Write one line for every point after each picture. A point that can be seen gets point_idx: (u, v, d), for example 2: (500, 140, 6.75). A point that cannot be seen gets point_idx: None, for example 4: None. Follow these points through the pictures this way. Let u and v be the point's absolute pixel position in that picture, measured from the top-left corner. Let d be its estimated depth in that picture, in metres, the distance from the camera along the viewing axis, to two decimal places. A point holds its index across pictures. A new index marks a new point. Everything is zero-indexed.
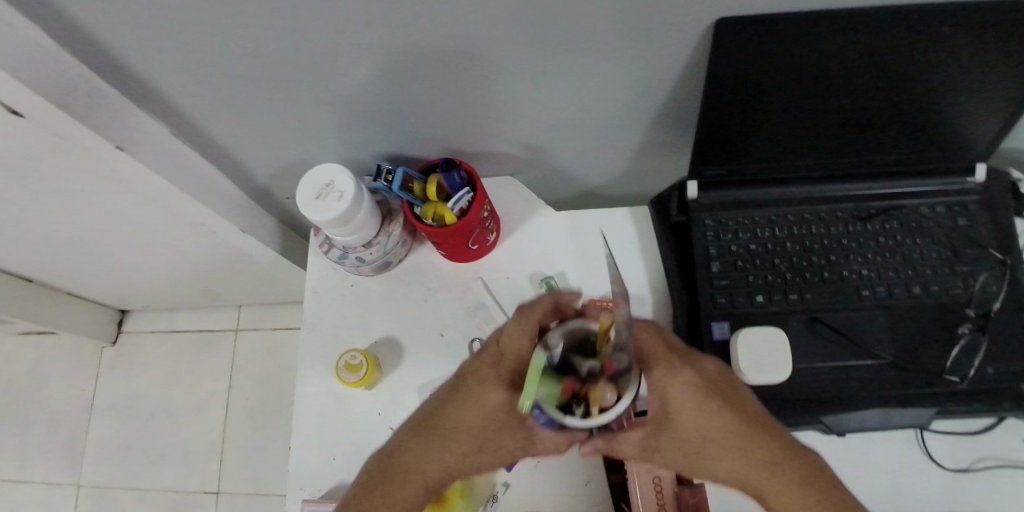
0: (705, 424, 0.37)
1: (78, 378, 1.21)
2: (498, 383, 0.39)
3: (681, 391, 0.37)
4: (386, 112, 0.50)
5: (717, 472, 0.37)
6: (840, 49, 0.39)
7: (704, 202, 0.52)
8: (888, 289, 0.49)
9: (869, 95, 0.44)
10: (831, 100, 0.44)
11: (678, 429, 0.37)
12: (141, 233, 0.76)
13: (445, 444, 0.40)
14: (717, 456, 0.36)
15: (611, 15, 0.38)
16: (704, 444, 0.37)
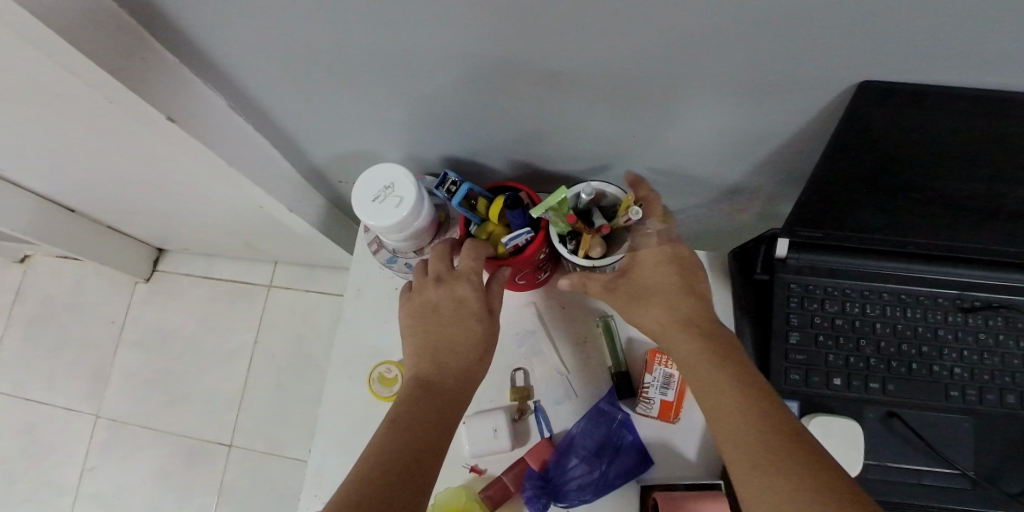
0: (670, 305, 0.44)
1: (111, 309, 1.24)
2: (459, 286, 0.45)
3: (649, 260, 0.45)
4: (462, 116, 0.46)
5: (650, 313, 0.44)
6: (996, 129, 0.34)
7: (792, 263, 0.48)
8: (979, 393, 0.45)
9: (1012, 184, 0.38)
10: (965, 182, 0.39)
11: (637, 282, 0.45)
12: (191, 188, 0.74)
13: (447, 357, 0.44)
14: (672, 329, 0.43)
15: (739, 56, 0.33)
16: (656, 291, 0.44)
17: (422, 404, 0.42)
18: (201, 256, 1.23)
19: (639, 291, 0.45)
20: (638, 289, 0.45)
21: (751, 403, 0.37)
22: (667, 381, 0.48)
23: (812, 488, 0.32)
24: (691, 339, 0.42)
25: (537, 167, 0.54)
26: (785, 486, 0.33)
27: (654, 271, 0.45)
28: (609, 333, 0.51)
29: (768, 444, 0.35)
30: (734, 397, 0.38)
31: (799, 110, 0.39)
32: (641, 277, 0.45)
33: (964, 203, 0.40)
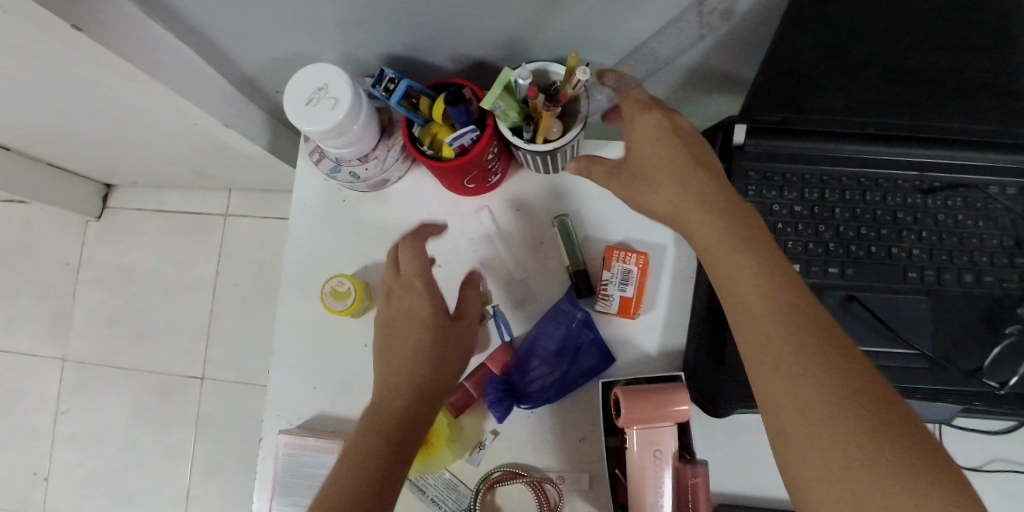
0: (681, 184, 0.37)
1: (62, 249, 1.18)
2: (415, 294, 0.44)
3: (644, 128, 0.39)
4: (394, 4, 0.41)
5: (657, 193, 0.38)
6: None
7: (750, 150, 0.45)
8: (937, 273, 0.45)
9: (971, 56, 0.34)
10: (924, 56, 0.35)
11: (633, 162, 0.40)
12: (115, 108, 0.67)
13: (408, 364, 0.42)
14: (681, 206, 0.37)
15: None
16: (659, 160, 0.38)
17: (380, 429, 0.39)
18: (151, 188, 1.15)
19: (642, 169, 0.39)
20: (636, 171, 0.40)
21: (775, 297, 0.32)
22: (626, 277, 0.47)
23: (828, 385, 0.29)
24: (708, 226, 0.36)
25: (489, 63, 0.49)
26: (810, 398, 0.29)
27: (658, 140, 0.39)
28: (566, 233, 0.48)
29: (779, 321, 0.31)
30: (755, 279, 0.33)
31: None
32: (639, 153, 0.39)
33: (926, 78, 0.37)
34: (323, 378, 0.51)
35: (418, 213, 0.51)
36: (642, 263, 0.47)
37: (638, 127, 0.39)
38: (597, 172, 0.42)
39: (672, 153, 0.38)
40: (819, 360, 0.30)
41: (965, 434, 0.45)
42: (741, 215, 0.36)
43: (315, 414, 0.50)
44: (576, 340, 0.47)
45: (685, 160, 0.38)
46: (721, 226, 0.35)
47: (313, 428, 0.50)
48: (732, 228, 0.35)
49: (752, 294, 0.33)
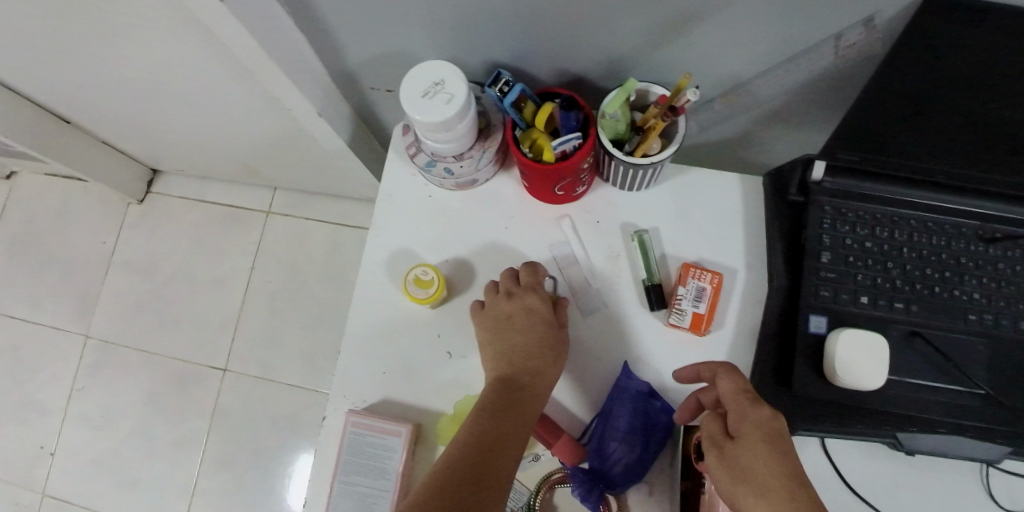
0: (766, 427, 0.37)
1: (99, 228, 1.19)
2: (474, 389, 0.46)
3: (752, 427, 0.38)
4: (518, 15, 0.45)
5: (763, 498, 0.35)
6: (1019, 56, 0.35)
7: (827, 186, 0.48)
8: (995, 318, 0.47)
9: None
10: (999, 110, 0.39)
11: (735, 450, 0.38)
12: (204, 92, 0.71)
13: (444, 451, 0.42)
14: (767, 432, 0.37)
15: None
16: (756, 467, 0.36)
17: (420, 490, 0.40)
18: (197, 179, 1.18)
19: (744, 438, 0.38)
20: (745, 464, 0.37)
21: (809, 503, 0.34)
22: (699, 294, 0.49)
23: None
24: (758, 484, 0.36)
25: (585, 80, 0.53)
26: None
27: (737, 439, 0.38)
28: (643, 248, 0.51)
29: None
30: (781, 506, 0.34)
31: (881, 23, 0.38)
32: (744, 451, 0.37)
33: (1000, 137, 0.41)
34: (392, 363, 0.52)
35: (500, 215, 0.54)
36: (715, 283, 0.49)
37: (745, 411, 0.39)
38: (727, 388, 0.41)
39: (752, 441, 0.37)
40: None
41: (1007, 475, 0.48)
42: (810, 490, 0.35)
43: (379, 398, 0.51)
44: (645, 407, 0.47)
45: (774, 447, 0.37)
46: (782, 468, 0.36)
47: (378, 411, 0.51)
48: (777, 471, 0.36)
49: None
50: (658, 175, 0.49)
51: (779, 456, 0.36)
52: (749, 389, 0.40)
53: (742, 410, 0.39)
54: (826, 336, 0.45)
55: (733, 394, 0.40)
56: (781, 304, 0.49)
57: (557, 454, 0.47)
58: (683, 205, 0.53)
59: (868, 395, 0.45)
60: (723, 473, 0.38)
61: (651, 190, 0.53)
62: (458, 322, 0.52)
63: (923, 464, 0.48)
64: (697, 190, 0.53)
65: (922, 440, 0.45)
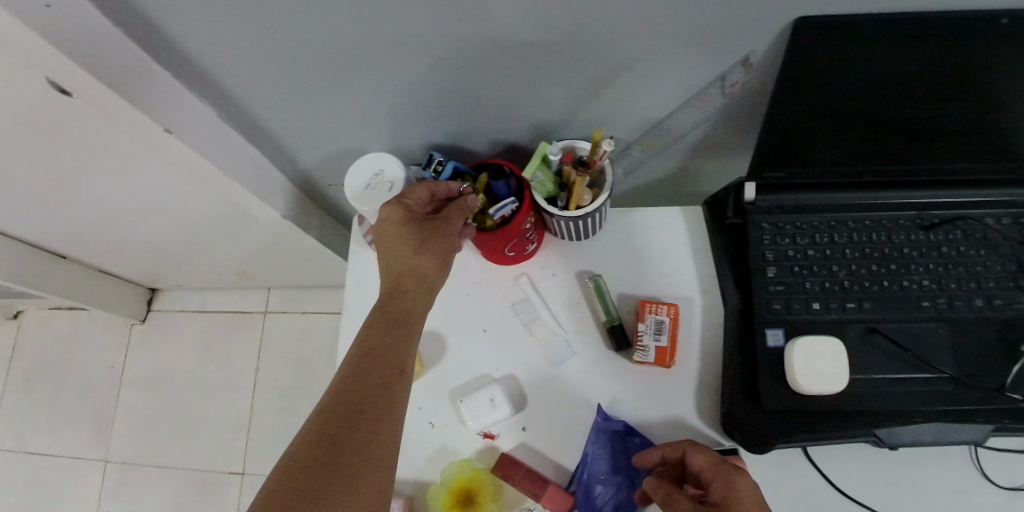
0: (754, 492, 0.39)
1: (109, 352, 1.23)
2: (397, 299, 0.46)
3: (743, 492, 0.39)
4: (441, 103, 0.50)
5: None
6: (881, 58, 0.40)
7: (762, 205, 0.50)
8: (950, 301, 0.48)
9: (930, 103, 0.43)
10: (889, 106, 0.43)
11: None
12: (183, 213, 0.76)
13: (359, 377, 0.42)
14: (757, 498, 0.38)
15: (680, 12, 0.38)
16: None
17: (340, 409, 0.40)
18: (196, 289, 1.23)
19: (733, 507, 0.38)
20: None
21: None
22: (659, 328, 0.50)
23: None
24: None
25: (519, 147, 0.57)
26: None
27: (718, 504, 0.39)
28: (601, 292, 0.53)
29: None
30: None
31: (749, 58, 0.43)
32: None
33: (902, 126, 0.45)
34: None
35: (461, 283, 0.56)
36: (672, 314, 0.51)
37: (723, 477, 0.41)
38: (703, 456, 0.43)
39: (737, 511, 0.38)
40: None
41: (1002, 456, 0.47)
42: None
43: None
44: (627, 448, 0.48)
45: None
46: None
47: None
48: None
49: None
50: (600, 223, 0.52)
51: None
52: (722, 458, 0.42)
53: (718, 478, 0.41)
54: (786, 348, 0.47)
55: (712, 462, 0.42)
56: (740, 322, 0.50)
57: (551, 506, 0.48)
58: (630, 245, 0.55)
59: (839, 398, 0.46)
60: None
61: (598, 235, 0.56)
62: (436, 391, 0.54)
63: (915, 459, 0.48)
64: (641, 228, 0.56)
65: (906, 434, 0.45)
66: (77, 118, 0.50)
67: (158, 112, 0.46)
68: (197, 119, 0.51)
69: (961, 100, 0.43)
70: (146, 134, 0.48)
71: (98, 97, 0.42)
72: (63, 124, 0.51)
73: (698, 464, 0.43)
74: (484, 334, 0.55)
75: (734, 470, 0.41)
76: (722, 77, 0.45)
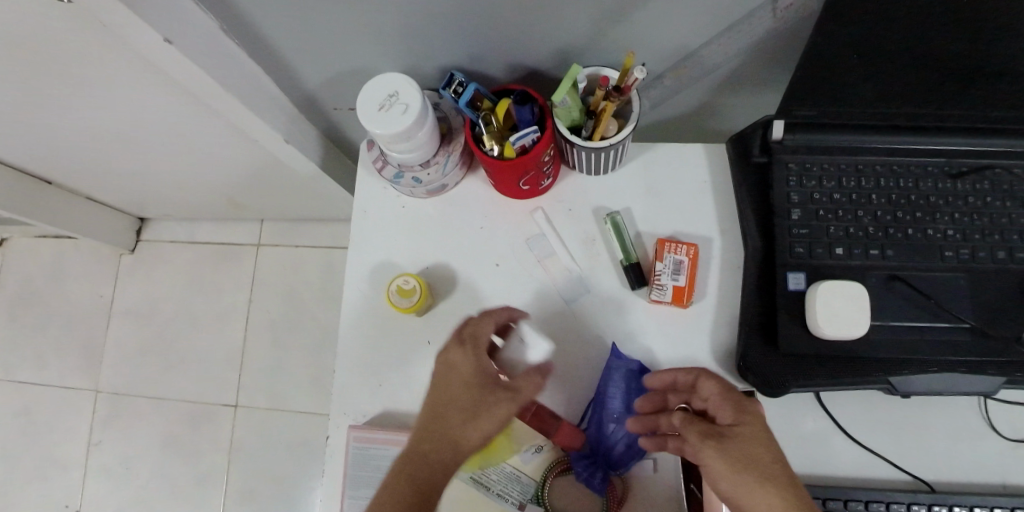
0: (761, 427, 0.39)
1: (96, 282, 1.20)
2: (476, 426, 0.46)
3: (751, 425, 0.39)
4: (462, 18, 0.45)
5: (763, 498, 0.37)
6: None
7: (788, 144, 0.49)
8: (973, 252, 0.47)
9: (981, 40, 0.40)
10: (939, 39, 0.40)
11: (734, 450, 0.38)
12: (173, 134, 0.71)
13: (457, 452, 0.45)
14: (763, 434, 0.39)
15: None
16: (759, 467, 0.38)
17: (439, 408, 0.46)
18: (184, 220, 1.19)
19: (744, 441, 0.39)
20: (745, 462, 0.38)
21: (792, 493, 0.37)
22: (678, 267, 0.49)
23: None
24: (756, 472, 0.38)
25: (540, 74, 0.53)
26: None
27: (731, 433, 0.39)
28: (618, 230, 0.51)
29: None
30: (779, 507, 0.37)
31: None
32: (746, 446, 0.38)
33: (944, 65, 0.42)
34: (387, 376, 0.53)
35: (474, 216, 0.54)
36: (691, 254, 0.49)
37: (734, 405, 0.40)
38: (711, 381, 0.42)
39: (748, 438, 0.39)
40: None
41: (1002, 403, 0.49)
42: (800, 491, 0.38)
43: (380, 409, 0.52)
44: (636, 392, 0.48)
45: (769, 446, 0.39)
46: (773, 454, 0.38)
47: (378, 424, 0.52)
48: (769, 461, 0.38)
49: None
50: (621, 157, 0.50)
51: (772, 452, 0.38)
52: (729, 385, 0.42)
53: (729, 409, 0.40)
54: (807, 292, 0.46)
55: (719, 387, 0.41)
56: (759, 266, 0.49)
57: (560, 442, 0.48)
58: (652, 183, 0.53)
59: (857, 345, 0.46)
60: (732, 454, 0.38)
61: (619, 172, 0.53)
62: (447, 324, 0.53)
63: (922, 406, 0.49)
64: (664, 166, 0.53)
65: (917, 382, 0.45)
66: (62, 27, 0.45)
67: (157, 20, 0.41)
68: (195, 30, 0.46)
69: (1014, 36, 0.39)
70: (141, 44, 0.43)
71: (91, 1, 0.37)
72: (41, 36, 0.46)
73: (710, 393, 0.42)
74: (496, 269, 0.53)
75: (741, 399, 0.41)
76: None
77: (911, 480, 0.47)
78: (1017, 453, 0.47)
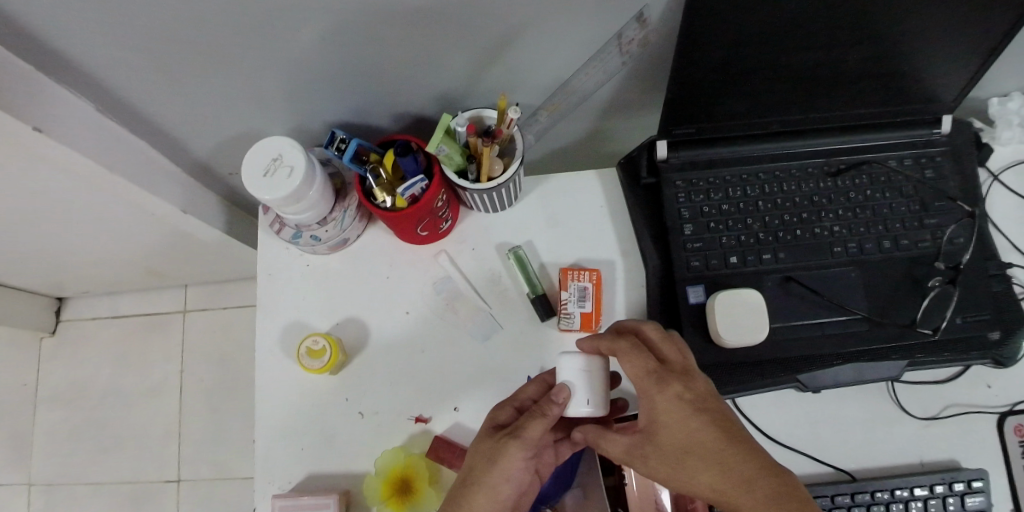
0: (682, 403, 0.36)
1: (16, 371, 1.13)
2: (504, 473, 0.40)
3: (670, 403, 0.36)
4: (334, 75, 0.45)
5: (699, 482, 0.34)
6: (778, 10, 0.37)
7: (674, 162, 0.50)
8: (859, 244, 0.49)
9: (830, 51, 0.42)
10: (796, 55, 0.42)
11: (660, 440, 0.36)
12: (65, 215, 0.68)
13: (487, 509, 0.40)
14: (685, 414, 0.36)
15: None
16: (687, 454, 0.35)
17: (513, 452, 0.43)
18: (107, 294, 1.13)
19: (669, 432, 0.36)
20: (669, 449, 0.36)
21: (723, 467, 0.34)
22: (583, 294, 0.49)
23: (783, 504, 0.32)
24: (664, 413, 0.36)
25: (428, 119, 0.53)
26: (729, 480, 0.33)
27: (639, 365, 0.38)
28: (522, 263, 0.51)
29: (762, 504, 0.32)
30: (719, 488, 0.34)
31: (646, 12, 0.41)
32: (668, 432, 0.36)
33: (802, 75, 0.44)
34: (306, 438, 0.51)
35: (381, 265, 0.53)
36: (594, 279, 0.50)
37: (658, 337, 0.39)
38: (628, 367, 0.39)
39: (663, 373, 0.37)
40: (730, 457, 0.34)
41: (907, 386, 0.50)
42: (755, 470, 0.33)
43: (304, 476, 0.50)
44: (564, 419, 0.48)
45: (697, 419, 0.35)
46: (691, 397, 0.36)
47: (305, 489, 0.49)
48: (684, 400, 0.36)
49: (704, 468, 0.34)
50: (517, 193, 0.50)
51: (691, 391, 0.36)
52: (648, 364, 0.38)
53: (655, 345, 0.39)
54: (707, 302, 0.47)
55: (637, 374, 0.38)
56: (662, 283, 0.50)
57: None
58: (553, 213, 0.54)
59: (762, 350, 0.47)
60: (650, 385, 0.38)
61: (518, 205, 0.54)
62: (362, 381, 0.51)
63: (836, 399, 0.50)
64: (563, 195, 0.54)
65: (825, 376, 0.47)
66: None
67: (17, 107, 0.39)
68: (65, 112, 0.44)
69: (863, 44, 0.41)
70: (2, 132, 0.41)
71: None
72: None
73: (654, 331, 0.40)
74: (408, 317, 0.52)
75: (660, 374, 0.37)
76: (618, 33, 0.43)
77: (834, 472, 0.48)
78: (927, 432, 0.49)
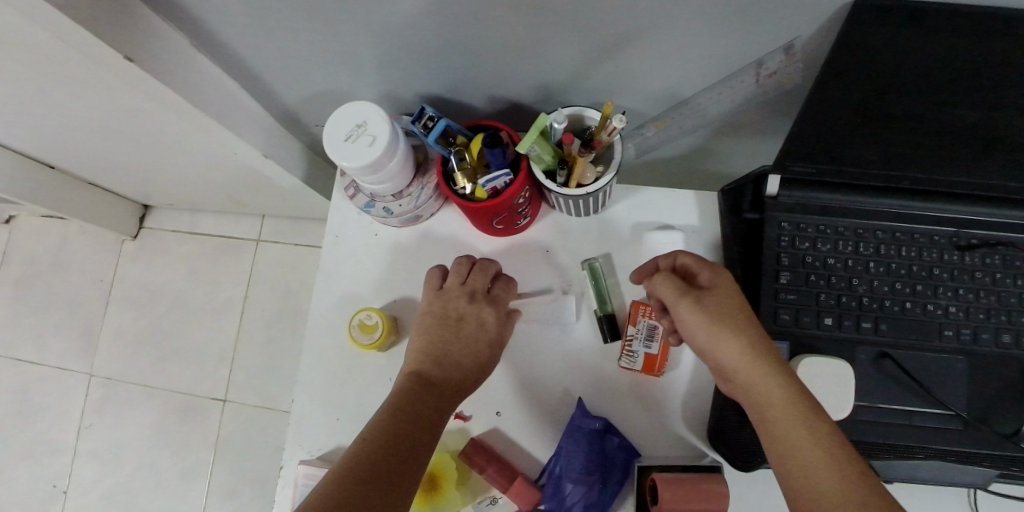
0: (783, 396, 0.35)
1: (98, 266, 1.22)
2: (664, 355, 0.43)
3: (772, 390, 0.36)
4: (438, 50, 0.43)
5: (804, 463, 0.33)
6: (949, 51, 0.32)
7: (782, 201, 0.45)
8: (974, 332, 0.43)
9: (1002, 114, 0.35)
10: (958, 109, 0.36)
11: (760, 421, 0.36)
12: (162, 138, 0.71)
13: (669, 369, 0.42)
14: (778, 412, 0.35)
15: None
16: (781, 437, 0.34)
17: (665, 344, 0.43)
18: (187, 210, 1.20)
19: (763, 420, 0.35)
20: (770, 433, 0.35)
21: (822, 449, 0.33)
22: (652, 333, 0.47)
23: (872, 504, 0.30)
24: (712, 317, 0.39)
25: (524, 108, 0.51)
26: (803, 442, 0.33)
27: (751, 325, 0.38)
28: (594, 276, 0.49)
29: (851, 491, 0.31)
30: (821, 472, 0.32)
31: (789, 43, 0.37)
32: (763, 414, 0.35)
33: (958, 133, 0.38)
34: (344, 408, 0.51)
35: (449, 250, 0.53)
36: None
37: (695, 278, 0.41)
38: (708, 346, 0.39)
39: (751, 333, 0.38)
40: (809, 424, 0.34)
41: (994, 498, 0.44)
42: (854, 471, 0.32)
43: (333, 446, 0.50)
44: (602, 453, 0.45)
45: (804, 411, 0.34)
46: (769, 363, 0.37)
47: (333, 460, 0.50)
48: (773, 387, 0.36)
49: (795, 433, 0.34)
50: (603, 201, 0.47)
51: (767, 356, 0.37)
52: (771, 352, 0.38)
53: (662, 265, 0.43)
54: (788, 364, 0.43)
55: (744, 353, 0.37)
56: None
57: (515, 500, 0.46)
58: (635, 231, 0.51)
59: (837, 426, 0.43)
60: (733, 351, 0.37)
61: (599, 214, 0.51)
62: None
63: (909, 495, 0.45)
64: (649, 213, 0.51)
65: (901, 469, 0.42)
66: (34, 40, 0.43)
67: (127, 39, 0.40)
68: (165, 47, 0.44)
69: None
70: (109, 62, 0.41)
71: (45, 18, 0.35)
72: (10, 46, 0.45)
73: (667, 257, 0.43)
74: None
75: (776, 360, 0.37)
76: (756, 65, 0.40)
77: None
78: None
